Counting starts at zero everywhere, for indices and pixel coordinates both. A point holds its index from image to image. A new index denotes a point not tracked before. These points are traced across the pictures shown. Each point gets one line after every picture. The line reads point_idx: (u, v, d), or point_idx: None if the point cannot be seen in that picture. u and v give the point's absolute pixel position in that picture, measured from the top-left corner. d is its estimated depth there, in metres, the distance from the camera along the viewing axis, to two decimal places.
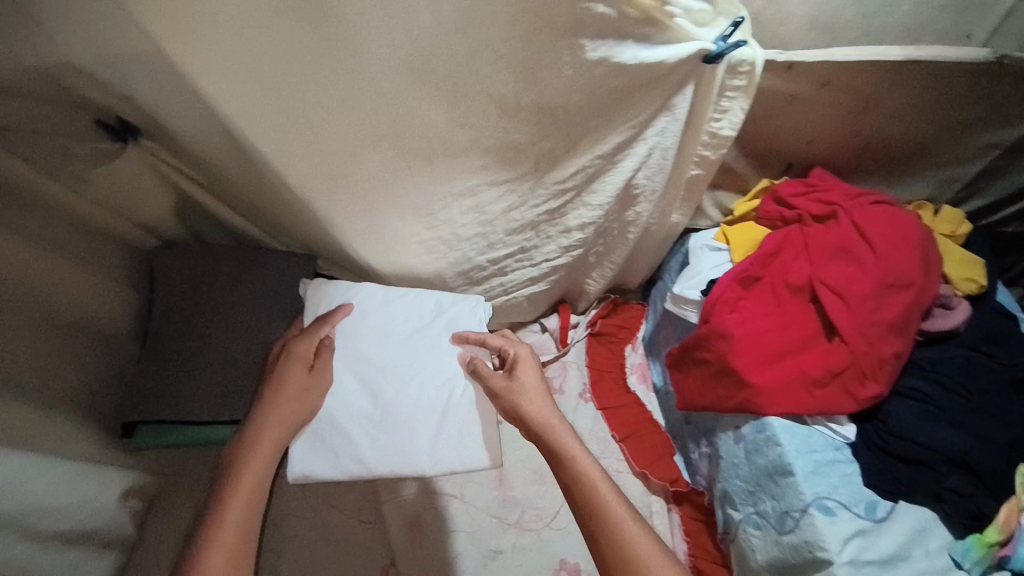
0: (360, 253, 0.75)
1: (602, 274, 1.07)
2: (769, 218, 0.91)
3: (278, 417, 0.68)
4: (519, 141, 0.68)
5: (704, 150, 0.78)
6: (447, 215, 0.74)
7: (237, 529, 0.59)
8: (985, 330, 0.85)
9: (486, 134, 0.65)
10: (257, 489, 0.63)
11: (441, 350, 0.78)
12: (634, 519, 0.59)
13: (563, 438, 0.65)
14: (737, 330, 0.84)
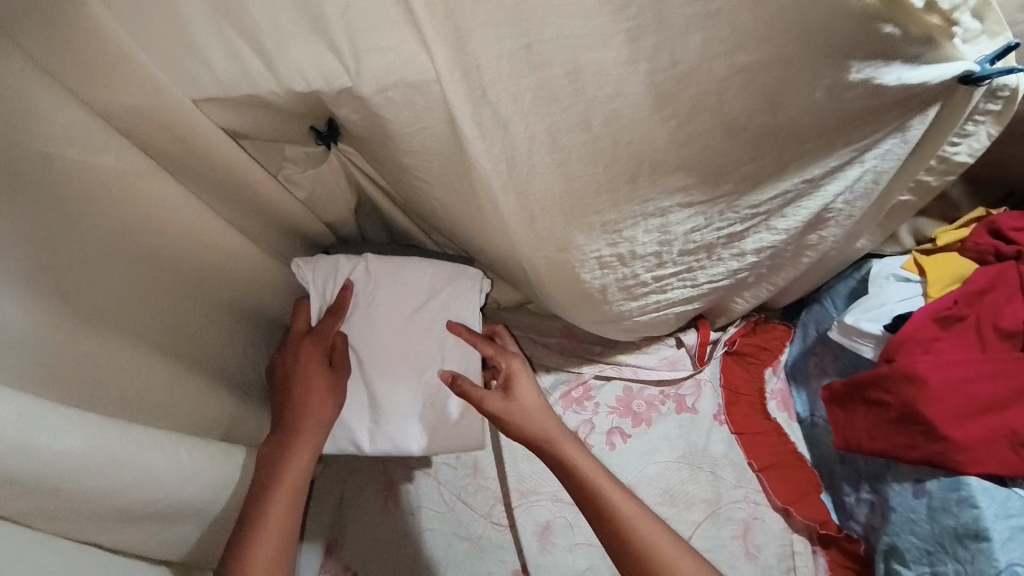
0: (538, 265, 0.72)
1: (755, 294, 1.00)
2: (979, 251, 0.82)
3: (315, 433, 0.70)
4: (732, 162, 0.63)
5: (925, 174, 0.72)
6: (632, 233, 0.70)
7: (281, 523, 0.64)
8: None
9: (703, 156, 0.60)
10: (289, 520, 0.65)
11: (435, 342, 0.75)
12: (659, 529, 0.69)
13: (570, 450, 0.74)
14: (933, 375, 0.75)
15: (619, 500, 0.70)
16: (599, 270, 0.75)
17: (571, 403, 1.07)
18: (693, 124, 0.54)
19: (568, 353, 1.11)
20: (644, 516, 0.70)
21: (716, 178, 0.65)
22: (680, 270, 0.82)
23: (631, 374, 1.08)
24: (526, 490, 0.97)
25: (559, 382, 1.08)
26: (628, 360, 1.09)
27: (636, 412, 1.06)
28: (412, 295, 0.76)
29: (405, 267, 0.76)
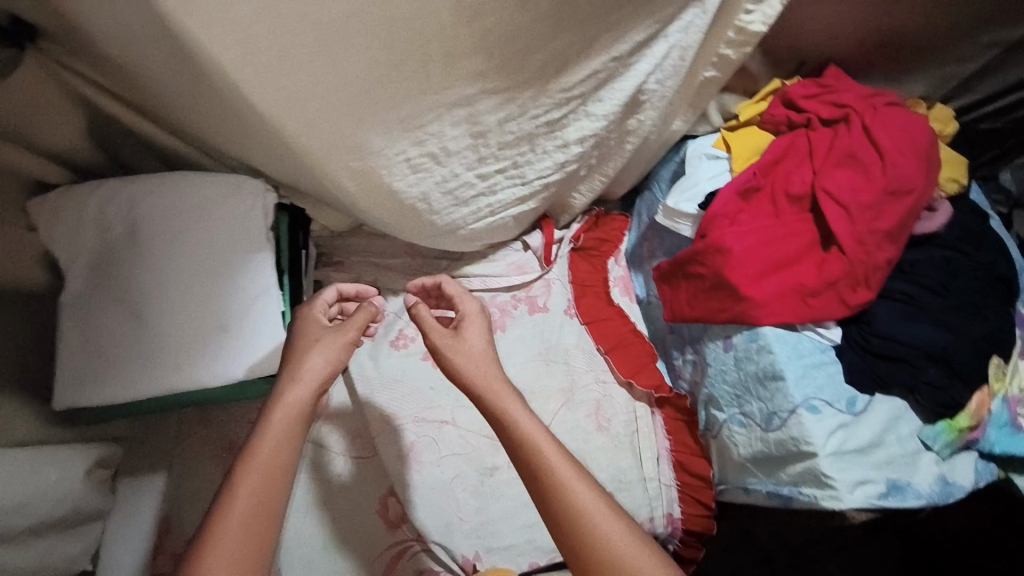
0: (343, 180, 0.64)
1: (590, 186, 1.00)
2: (775, 122, 0.86)
3: (304, 389, 0.61)
4: (533, 37, 0.57)
5: (726, 48, 0.72)
6: (437, 128, 0.63)
7: (259, 492, 0.55)
8: (962, 228, 0.87)
9: (502, 31, 0.55)
10: (272, 475, 0.56)
11: (212, 260, 0.69)
12: (614, 512, 0.59)
13: (511, 409, 0.64)
14: (734, 243, 0.81)
15: (563, 463, 0.60)
16: (412, 173, 0.67)
17: None
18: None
19: (414, 272, 1.05)
20: (598, 493, 0.60)
21: (521, 63, 0.60)
22: (507, 167, 0.76)
23: (481, 283, 1.06)
24: (387, 416, 0.91)
25: None
26: (476, 270, 1.07)
27: (490, 320, 1.05)
28: (179, 215, 0.70)
29: (167, 187, 0.70)
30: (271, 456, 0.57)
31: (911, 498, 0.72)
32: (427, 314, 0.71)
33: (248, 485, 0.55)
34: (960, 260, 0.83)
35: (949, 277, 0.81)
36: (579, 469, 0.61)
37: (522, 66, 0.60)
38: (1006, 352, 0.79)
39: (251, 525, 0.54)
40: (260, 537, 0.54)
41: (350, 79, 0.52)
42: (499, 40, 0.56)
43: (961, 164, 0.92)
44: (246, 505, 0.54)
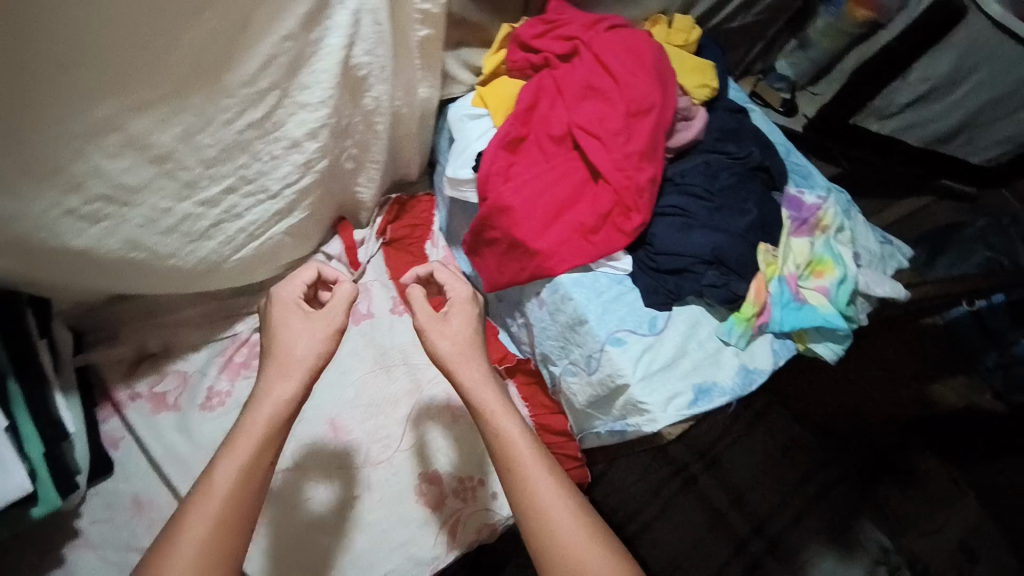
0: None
1: (371, 176, 0.92)
2: (519, 69, 0.83)
3: (292, 382, 0.59)
4: (150, 33, 0.49)
5: (422, 1, 0.68)
6: (89, 164, 0.53)
7: (231, 493, 0.53)
8: (720, 129, 0.96)
9: (110, 31, 0.47)
10: (255, 444, 0.55)
11: None
12: (565, 493, 0.59)
13: (487, 398, 0.64)
14: (513, 200, 0.82)
15: (530, 454, 0.61)
16: (92, 225, 0.57)
17: (237, 370, 0.93)
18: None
19: (211, 321, 0.95)
20: (555, 483, 0.60)
21: (151, 68, 0.51)
22: (237, 183, 0.67)
23: None
24: None
25: (212, 355, 0.93)
26: None
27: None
28: None
29: None
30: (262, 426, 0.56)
31: (717, 397, 0.77)
32: (420, 296, 0.70)
33: (224, 474, 0.54)
34: (723, 161, 0.91)
35: (713, 178, 0.88)
36: (545, 463, 0.61)
37: (162, 68, 0.52)
38: (771, 234, 0.86)
39: (232, 500, 0.53)
40: (232, 515, 0.52)
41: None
42: (104, 47, 0.48)
43: (710, 69, 0.98)
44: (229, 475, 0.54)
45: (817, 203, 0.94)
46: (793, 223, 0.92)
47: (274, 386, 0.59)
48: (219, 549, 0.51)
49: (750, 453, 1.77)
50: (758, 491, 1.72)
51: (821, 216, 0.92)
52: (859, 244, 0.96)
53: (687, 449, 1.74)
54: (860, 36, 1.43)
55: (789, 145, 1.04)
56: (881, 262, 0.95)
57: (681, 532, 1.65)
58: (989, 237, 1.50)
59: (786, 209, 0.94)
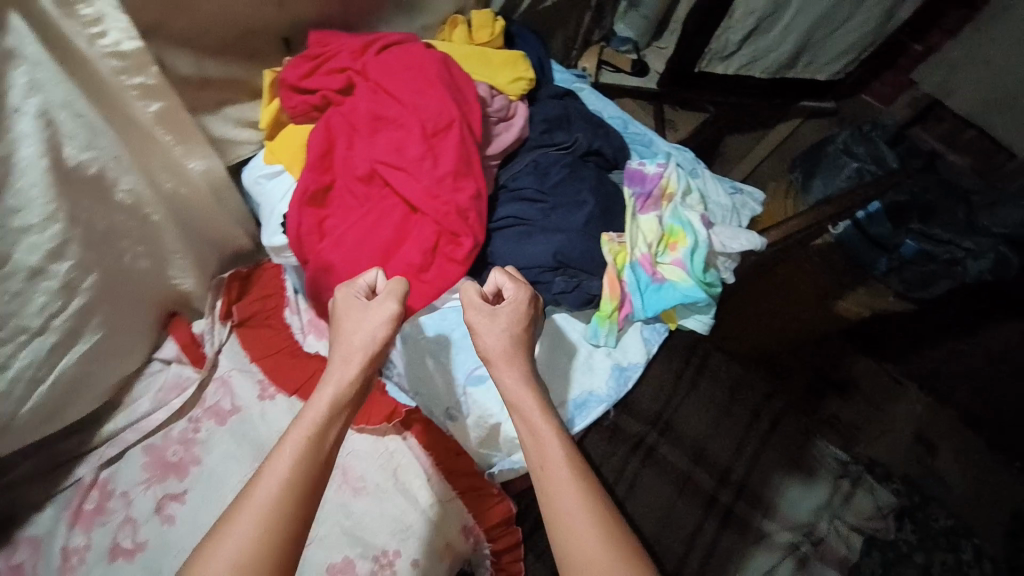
0: None
1: (183, 265, 0.83)
2: (301, 114, 0.74)
3: (346, 377, 0.58)
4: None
5: (130, 78, 0.59)
6: None
7: (294, 479, 0.49)
8: (544, 118, 0.91)
9: None
10: (315, 428, 0.53)
11: None
12: (602, 508, 0.53)
13: (525, 405, 0.61)
14: (333, 257, 0.75)
15: (564, 467, 0.55)
16: None
17: (91, 520, 0.82)
18: None
19: (48, 472, 0.84)
20: (595, 494, 0.54)
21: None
22: None
23: (135, 433, 0.88)
24: None
25: (59, 511, 0.82)
26: (119, 425, 0.88)
27: (175, 464, 0.87)
28: None
29: None
30: (323, 422, 0.54)
31: (593, 409, 0.77)
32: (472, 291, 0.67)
33: (285, 460, 0.50)
34: (552, 154, 0.87)
35: (544, 175, 0.84)
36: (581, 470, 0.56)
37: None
38: (614, 220, 0.83)
39: (294, 484, 0.49)
40: (297, 496, 0.49)
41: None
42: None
43: (522, 59, 0.92)
44: (286, 464, 0.50)
45: (658, 171, 0.90)
46: (638, 200, 0.88)
47: (334, 385, 0.58)
48: (263, 542, 0.45)
49: (703, 405, 1.43)
50: (719, 442, 1.43)
51: (663, 185, 0.88)
52: (710, 201, 0.95)
53: (637, 419, 1.36)
54: None
55: (624, 118, 1.03)
56: (734, 215, 0.95)
57: (653, 498, 1.35)
58: (854, 147, 1.53)
59: (629, 187, 0.90)
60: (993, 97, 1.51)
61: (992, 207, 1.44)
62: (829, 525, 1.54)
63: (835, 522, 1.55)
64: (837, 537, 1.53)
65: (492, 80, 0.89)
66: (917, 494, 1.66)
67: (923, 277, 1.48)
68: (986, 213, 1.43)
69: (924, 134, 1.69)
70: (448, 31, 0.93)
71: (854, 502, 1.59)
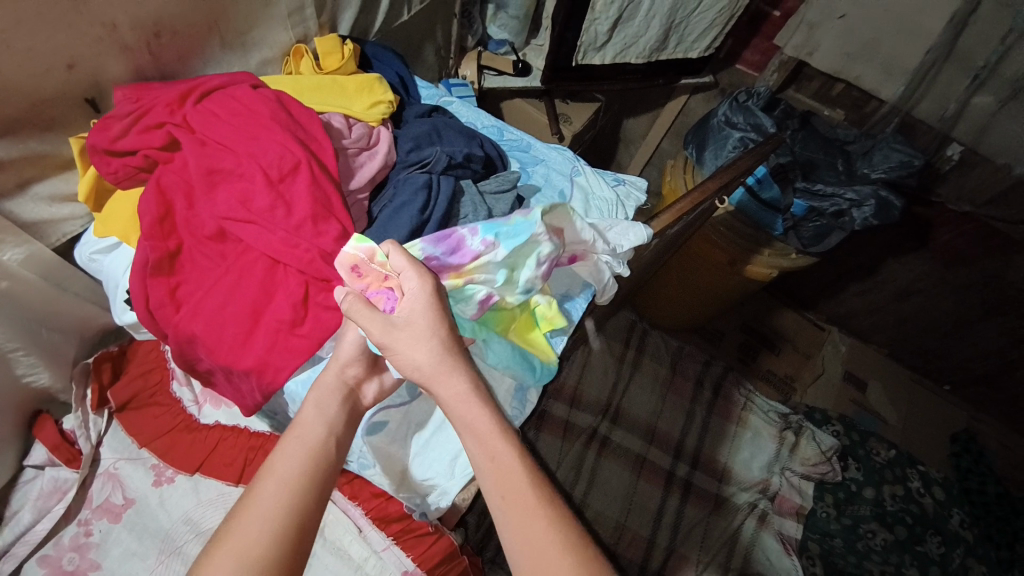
0: None
1: (31, 360, 0.76)
2: (125, 179, 0.68)
3: (326, 401, 0.61)
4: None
5: None
6: None
7: (284, 497, 0.51)
8: (411, 138, 0.86)
9: None
10: (311, 442, 0.57)
11: None
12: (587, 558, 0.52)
13: (503, 441, 0.57)
14: (195, 327, 0.68)
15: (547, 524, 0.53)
16: None
17: None
18: None
19: None
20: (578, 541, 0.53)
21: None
22: None
23: (26, 546, 0.77)
24: None
25: None
26: (6, 541, 0.77)
27: (71, 573, 0.76)
28: None
29: None
30: (316, 443, 0.57)
31: None
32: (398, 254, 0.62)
33: (274, 477, 0.52)
34: (414, 173, 0.81)
35: (402, 193, 0.78)
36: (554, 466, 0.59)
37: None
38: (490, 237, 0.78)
39: (295, 491, 0.52)
40: (297, 517, 0.51)
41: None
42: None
43: (377, 82, 0.89)
44: (278, 489, 0.52)
45: (480, 249, 0.70)
46: (429, 262, 0.70)
47: (324, 409, 0.60)
48: (265, 553, 0.48)
49: (645, 390, 1.61)
50: (667, 419, 1.58)
51: (460, 272, 0.70)
52: (594, 197, 0.93)
53: (588, 411, 1.50)
54: None
55: (499, 125, 1.01)
56: (620, 206, 0.93)
57: (615, 484, 1.45)
58: (736, 118, 1.58)
59: (431, 242, 0.69)
60: (852, 50, 1.53)
61: (867, 155, 1.56)
62: (782, 478, 1.56)
63: (787, 473, 1.56)
64: (788, 486, 1.56)
65: (349, 106, 0.85)
66: (853, 432, 1.66)
67: (817, 232, 1.49)
68: (863, 161, 1.55)
69: (799, 94, 1.79)
70: (294, 64, 0.88)
71: (801, 450, 1.60)
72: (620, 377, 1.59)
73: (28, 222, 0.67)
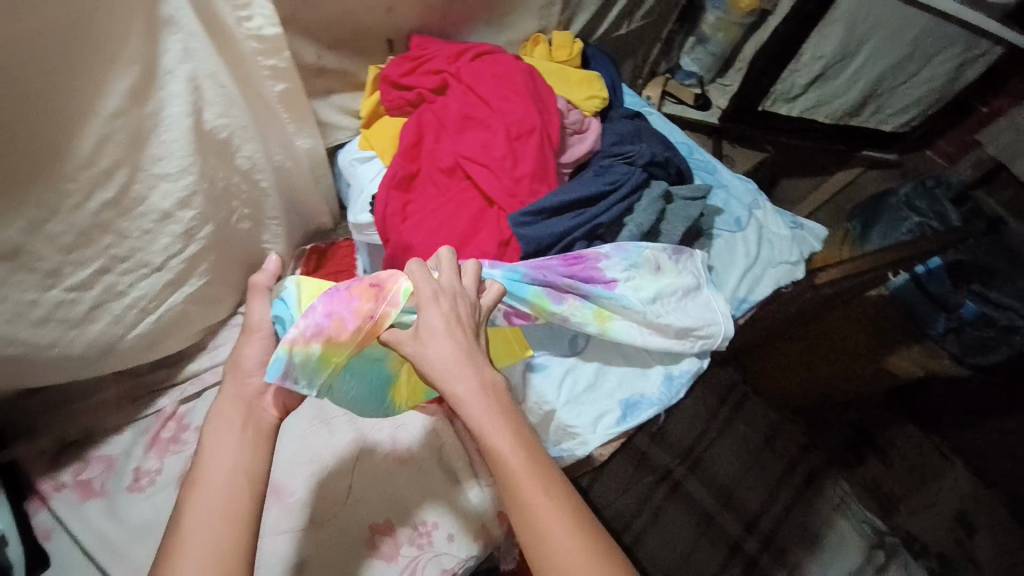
0: None
1: (275, 232, 0.93)
2: (397, 108, 0.84)
3: (226, 422, 0.59)
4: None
5: (266, 58, 0.69)
6: None
7: (212, 525, 0.52)
8: (617, 135, 0.94)
9: None
10: (219, 468, 0.56)
11: None
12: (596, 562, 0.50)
13: (501, 449, 0.53)
14: (413, 237, 0.80)
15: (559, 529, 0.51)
16: None
17: (166, 446, 0.92)
18: None
19: (133, 399, 0.95)
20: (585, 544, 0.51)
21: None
22: (110, 262, 0.67)
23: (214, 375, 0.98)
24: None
25: (138, 435, 0.93)
26: (203, 365, 0.98)
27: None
28: None
29: None
30: (224, 477, 0.55)
31: (645, 410, 0.77)
32: (425, 272, 0.58)
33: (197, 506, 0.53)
34: (617, 162, 0.88)
35: (605, 175, 0.84)
36: (543, 473, 0.53)
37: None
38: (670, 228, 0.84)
39: (224, 520, 0.52)
40: (230, 543, 0.51)
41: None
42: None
43: (596, 79, 0.98)
44: (206, 518, 0.52)
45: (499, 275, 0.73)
46: None
47: (231, 436, 0.58)
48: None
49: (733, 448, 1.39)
50: None
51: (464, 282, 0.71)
52: (769, 233, 0.95)
53: (667, 450, 1.34)
54: (753, 24, 1.42)
55: (689, 143, 1.05)
56: (795, 246, 0.94)
57: (673, 537, 1.29)
58: (917, 202, 1.60)
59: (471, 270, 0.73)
60: None
61: None
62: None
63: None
64: None
65: (569, 95, 0.95)
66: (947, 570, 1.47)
67: (981, 343, 1.61)
68: None
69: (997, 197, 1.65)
70: (530, 48, 1.01)
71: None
72: (709, 429, 1.37)
73: (322, 120, 0.83)
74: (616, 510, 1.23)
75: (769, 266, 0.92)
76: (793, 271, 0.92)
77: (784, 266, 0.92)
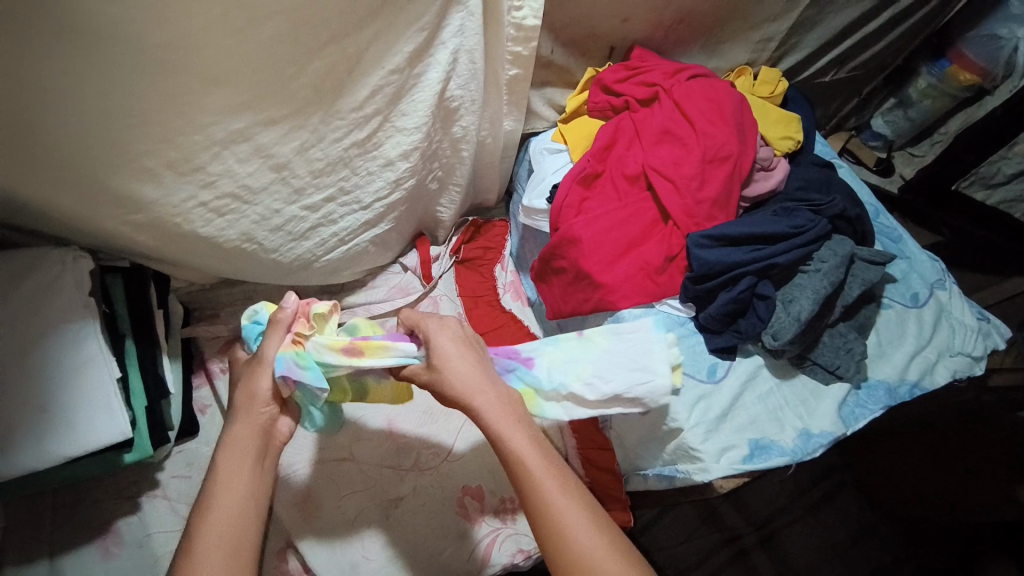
0: (133, 234, 0.67)
1: (452, 199, 0.99)
2: (600, 109, 0.91)
3: (231, 450, 0.64)
4: (283, 59, 0.60)
5: (514, 45, 0.78)
6: (220, 166, 0.64)
7: (223, 549, 0.57)
8: (804, 179, 0.90)
9: (253, 62, 0.58)
10: (235, 495, 0.61)
11: (67, 343, 0.74)
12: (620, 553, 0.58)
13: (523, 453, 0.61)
14: (582, 232, 0.83)
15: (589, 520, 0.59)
16: (216, 217, 0.69)
17: None
18: (215, 31, 0.54)
19: None
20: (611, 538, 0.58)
21: (285, 92, 0.63)
22: (337, 193, 0.78)
23: (366, 311, 1.08)
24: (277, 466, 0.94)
25: None
26: (358, 300, 1.09)
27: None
28: (22, 300, 0.74)
29: (18, 269, 0.75)
30: (238, 505, 0.60)
31: (774, 456, 0.75)
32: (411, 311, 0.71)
33: (212, 527, 0.58)
34: (801, 208, 0.86)
35: (787, 217, 0.83)
36: (559, 477, 0.61)
37: (282, 98, 0.63)
38: (849, 288, 0.81)
39: (231, 546, 0.58)
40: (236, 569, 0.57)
41: (97, 129, 0.55)
42: (249, 79, 0.59)
43: (795, 121, 0.96)
44: (219, 544, 0.57)
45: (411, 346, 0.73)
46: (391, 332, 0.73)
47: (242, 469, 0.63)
48: None
49: (816, 535, 1.29)
50: None
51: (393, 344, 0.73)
52: (951, 317, 0.89)
53: (743, 514, 1.29)
54: (966, 99, 1.29)
55: (878, 205, 1.00)
56: (980, 339, 0.88)
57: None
58: None
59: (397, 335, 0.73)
60: None
61: None
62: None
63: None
64: None
65: (764, 131, 0.95)
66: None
67: None
68: None
69: None
70: (733, 78, 1.02)
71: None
72: (791, 507, 1.31)
73: (532, 109, 0.95)
74: (671, 557, 1.23)
75: (946, 353, 0.86)
76: (973, 365, 0.86)
77: (965, 357, 0.86)
